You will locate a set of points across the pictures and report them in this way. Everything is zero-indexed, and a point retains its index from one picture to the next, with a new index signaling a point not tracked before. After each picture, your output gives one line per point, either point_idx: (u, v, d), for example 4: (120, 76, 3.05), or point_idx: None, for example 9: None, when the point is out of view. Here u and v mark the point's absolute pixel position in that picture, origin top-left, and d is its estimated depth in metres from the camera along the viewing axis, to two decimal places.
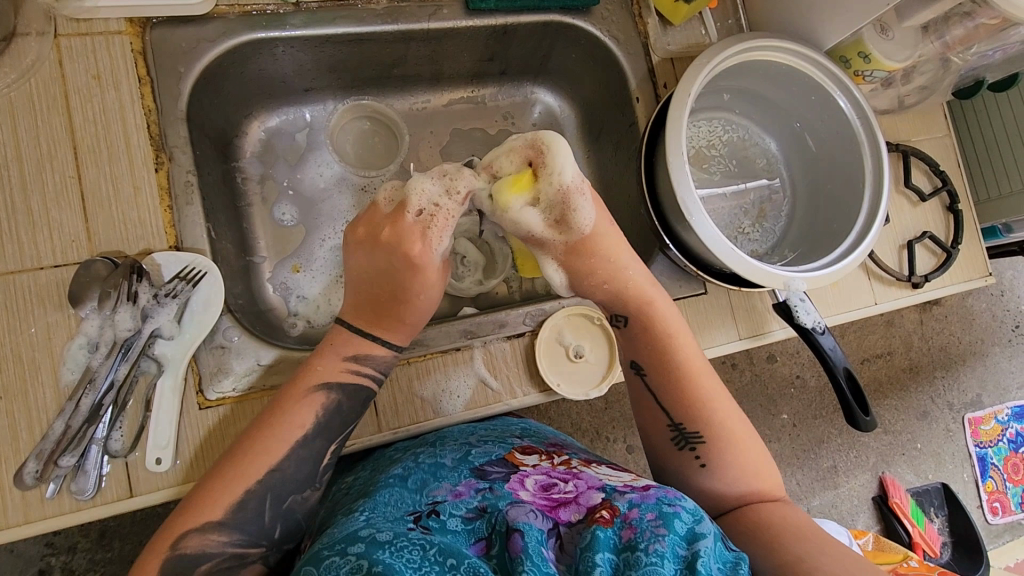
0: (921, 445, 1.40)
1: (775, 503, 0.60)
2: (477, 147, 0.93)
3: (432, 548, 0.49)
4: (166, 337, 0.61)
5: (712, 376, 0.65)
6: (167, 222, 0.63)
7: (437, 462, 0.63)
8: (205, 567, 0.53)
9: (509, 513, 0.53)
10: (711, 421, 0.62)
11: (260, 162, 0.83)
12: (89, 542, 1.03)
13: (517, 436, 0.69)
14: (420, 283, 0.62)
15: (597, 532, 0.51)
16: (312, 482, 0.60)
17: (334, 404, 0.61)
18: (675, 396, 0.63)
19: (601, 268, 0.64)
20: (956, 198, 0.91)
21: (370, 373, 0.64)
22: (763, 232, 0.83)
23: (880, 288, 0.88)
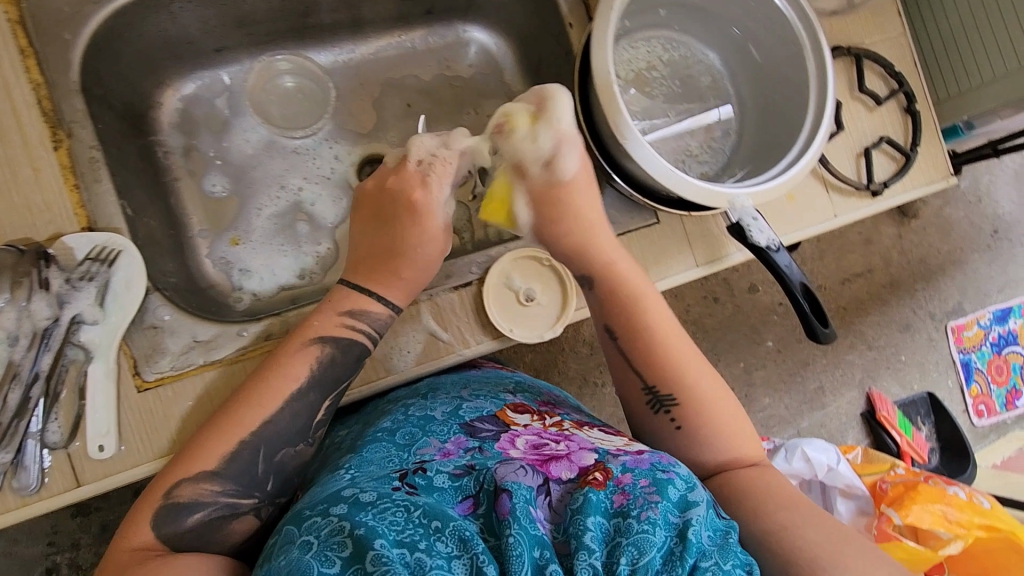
0: (905, 356, 1.41)
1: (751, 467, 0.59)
2: (413, 95, 0.88)
3: (415, 510, 0.48)
4: (90, 322, 0.59)
5: (686, 346, 0.65)
6: (76, 203, 0.60)
7: (426, 416, 0.64)
8: (197, 517, 0.55)
9: (496, 473, 0.52)
10: (683, 384, 0.63)
11: (180, 133, 0.79)
12: (91, 537, 1.03)
13: (509, 393, 0.70)
14: (420, 235, 0.65)
15: (590, 494, 0.49)
16: (305, 437, 0.61)
17: (329, 357, 0.62)
18: (645, 360, 0.64)
19: (567, 224, 0.67)
20: (913, 99, 0.88)
21: (365, 331, 0.64)
22: (712, 153, 0.79)
23: (839, 199, 0.86)
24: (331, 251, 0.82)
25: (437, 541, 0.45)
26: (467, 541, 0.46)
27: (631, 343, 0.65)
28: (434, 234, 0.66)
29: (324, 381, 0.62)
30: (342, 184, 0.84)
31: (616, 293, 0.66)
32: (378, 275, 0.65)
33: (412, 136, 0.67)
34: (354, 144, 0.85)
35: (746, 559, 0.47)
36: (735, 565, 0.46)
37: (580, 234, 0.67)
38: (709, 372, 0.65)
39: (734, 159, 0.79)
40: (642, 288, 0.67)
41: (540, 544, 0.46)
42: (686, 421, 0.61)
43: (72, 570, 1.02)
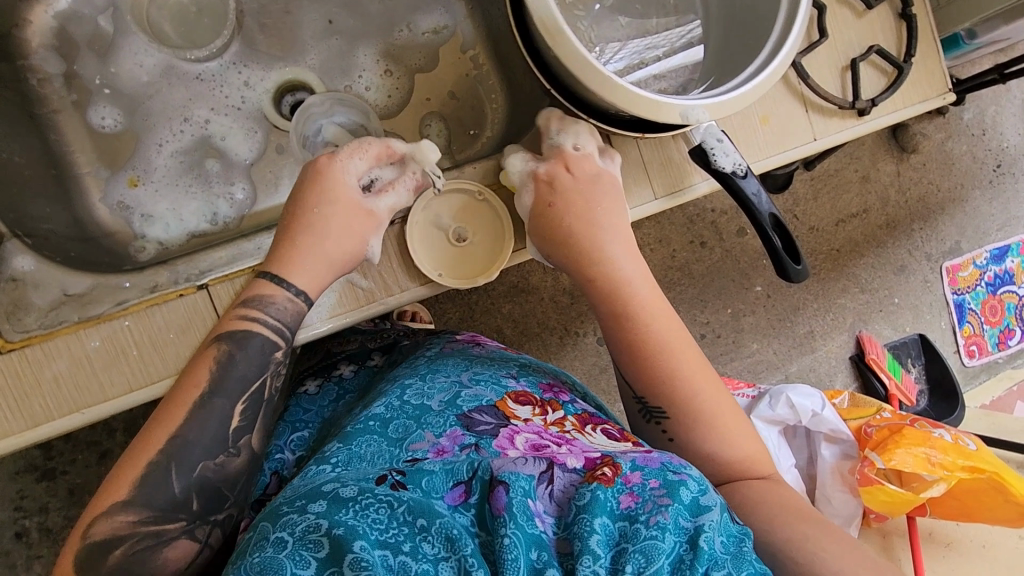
0: (898, 298, 1.34)
1: (761, 479, 0.56)
2: (335, 9, 0.76)
3: (399, 507, 0.43)
4: None
5: (686, 353, 0.59)
6: None
7: (422, 406, 0.57)
8: (119, 552, 0.47)
9: (494, 461, 0.47)
10: (674, 393, 0.58)
11: (59, 57, 0.68)
12: (59, 501, 0.97)
13: (512, 376, 0.62)
14: (332, 216, 0.57)
15: (597, 491, 0.45)
16: (225, 446, 0.51)
17: (228, 356, 0.53)
18: (635, 370, 0.60)
19: (549, 231, 0.61)
20: (908, 2, 0.77)
21: (263, 323, 0.54)
22: (672, 68, 0.68)
23: (821, 121, 0.76)
24: (245, 193, 0.72)
25: (423, 542, 0.42)
26: (454, 540, 0.41)
27: (622, 355, 0.60)
28: (348, 211, 0.57)
29: (229, 385, 0.52)
30: (255, 115, 0.74)
31: (608, 302, 0.61)
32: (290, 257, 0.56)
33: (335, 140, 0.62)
34: (268, 68, 0.74)
35: (761, 567, 0.43)
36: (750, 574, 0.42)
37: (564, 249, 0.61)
38: (708, 375, 0.59)
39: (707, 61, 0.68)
40: (638, 300, 0.61)
41: (537, 545, 0.42)
42: (679, 435, 0.57)
43: (43, 533, 0.97)
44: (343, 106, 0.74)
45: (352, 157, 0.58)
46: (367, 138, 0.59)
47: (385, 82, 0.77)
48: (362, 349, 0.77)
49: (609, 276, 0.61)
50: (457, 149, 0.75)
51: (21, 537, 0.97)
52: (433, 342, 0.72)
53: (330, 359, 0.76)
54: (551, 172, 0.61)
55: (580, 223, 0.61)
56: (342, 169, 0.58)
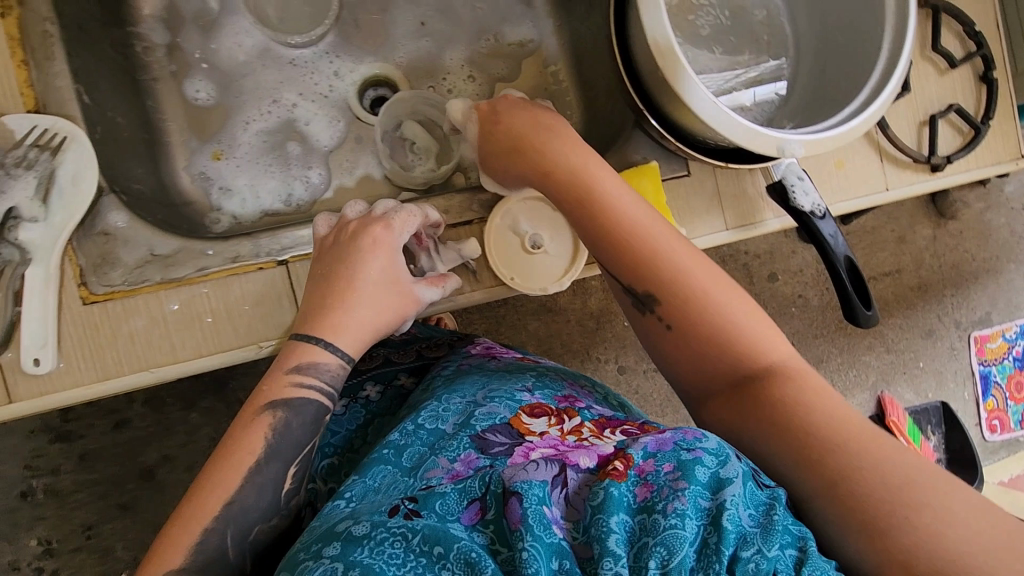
0: (924, 363, 1.31)
1: (792, 377, 0.45)
2: (428, 13, 0.78)
3: (414, 539, 0.42)
4: (30, 221, 0.51)
5: (663, 228, 0.53)
6: (23, 81, 0.52)
7: (437, 429, 0.56)
8: None
9: (506, 472, 0.44)
10: (658, 273, 0.51)
11: (166, 29, 0.70)
12: (71, 464, 0.97)
13: (526, 390, 0.59)
14: (378, 291, 0.55)
15: (611, 488, 0.42)
16: (278, 509, 0.51)
17: (284, 424, 0.52)
18: (614, 257, 0.53)
19: (505, 139, 0.61)
20: (991, 65, 0.77)
21: (317, 387, 0.53)
22: (759, 102, 0.69)
23: (894, 173, 0.76)
24: (321, 177, 0.73)
25: (442, 570, 0.40)
26: (473, 564, 0.40)
27: (597, 246, 0.54)
28: (395, 289, 0.56)
29: (283, 449, 0.51)
30: (340, 105, 0.75)
31: (568, 190, 0.56)
32: (360, 325, 0.55)
33: (376, 200, 0.59)
34: (358, 62, 0.77)
35: (800, 532, 0.40)
36: (784, 547, 0.38)
37: (521, 149, 0.60)
38: (700, 258, 0.52)
39: (758, 103, 0.70)
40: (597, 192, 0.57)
41: (558, 554, 0.40)
42: (683, 323, 0.49)
43: (48, 496, 0.96)
44: (425, 105, 0.75)
45: (403, 229, 0.57)
46: (414, 209, 0.58)
47: (467, 87, 0.79)
48: (388, 368, 0.74)
49: (565, 164, 0.57)
50: None
51: (26, 497, 0.96)
52: (449, 361, 0.71)
53: (355, 376, 0.72)
54: (491, 104, 0.64)
55: (527, 126, 0.60)
56: (394, 244, 0.57)
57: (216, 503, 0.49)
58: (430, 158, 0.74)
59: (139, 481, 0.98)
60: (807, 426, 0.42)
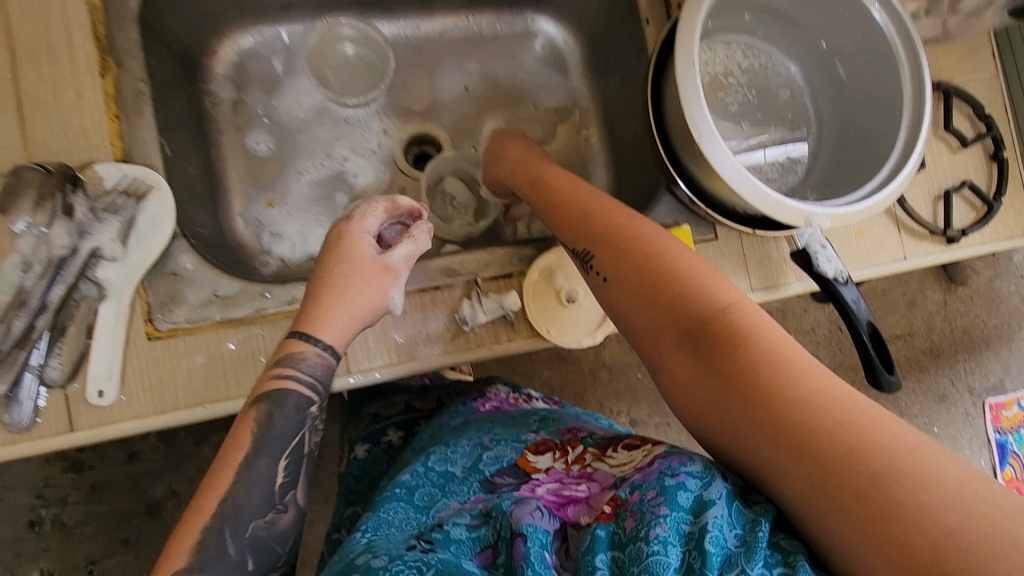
0: (938, 428, 1.31)
1: (724, 313, 0.43)
2: (471, 79, 0.85)
3: (427, 572, 0.44)
4: (108, 259, 0.54)
5: (602, 198, 0.57)
6: (114, 133, 0.56)
7: (446, 471, 0.61)
8: None
9: (512, 514, 0.46)
10: (594, 232, 0.54)
11: (233, 86, 0.76)
12: (82, 495, 0.97)
13: (533, 432, 0.62)
14: (349, 265, 0.56)
15: (596, 530, 0.43)
16: (274, 503, 0.48)
17: (267, 416, 0.50)
18: (564, 228, 0.57)
19: (496, 160, 0.72)
20: (1001, 146, 0.82)
21: (298, 379, 0.52)
22: (783, 172, 0.74)
23: (911, 242, 0.80)
24: None
25: None
26: None
27: (553, 224, 0.59)
28: (365, 264, 0.56)
29: (272, 442, 0.49)
30: (387, 160, 0.81)
31: (532, 189, 0.64)
32: (343, 317, 0.54)
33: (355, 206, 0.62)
34: (405, 121, 0.82)
35: (792, 547, 0.39)
36: (769, 568, 0.38)
37: (506, 165, 0.70)
38: (638, 218, 0.53)
39: (768, 162, 0.74)
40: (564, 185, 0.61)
41: None
42: (612, 272, 0.50)
43: (56, 527, 0.97)
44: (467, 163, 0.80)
45: (368, 216, 0.59)
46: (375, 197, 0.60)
47: None
48: (409, 415, 0.79)
49: (529, 170, 0.66)
50: None
51: (33, 527, 0.96)
52: (458, 410, 0.74)
53: (377, 424, 0.78)
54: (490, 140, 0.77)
55: (512, 147, 0.71)
56: (359, 229, 0.58)
57: (215, 499, 0.47)
58: (470, 213, 0.78)
59: (146, 516, 0.98)
60: (748, 376, 0.40)
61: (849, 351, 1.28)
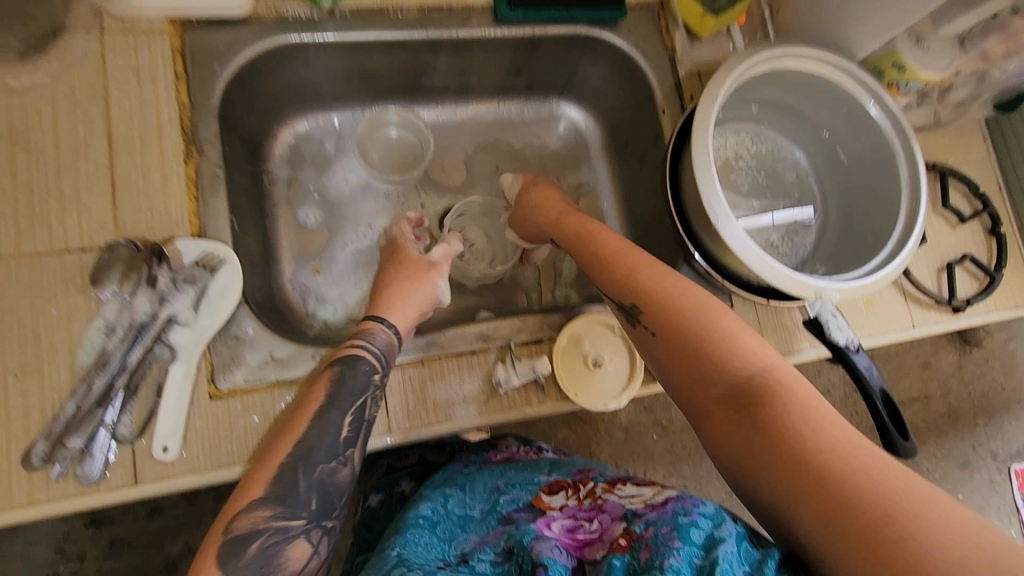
0: (962, 495, 1.30)
1: (759, 370, 0.47)
2: (501, 159, 0.93)
3: None
4: (181, 324, 0.60)
5: (646, 257, 0.62)
6: (192, 212, 0.63)
7: (466, 514, 0.65)
8: (256, 546, 0.50)
9: (533, 548, 0.49)
10: (639, 289, 0.59)
11: (288, 166, 0.84)
12: (102, 551, 0.99)
13: (544, 474, 0.68)
14: (406, 266, 0.73)
15: (613, 562, 0.46)
16: (338, 453, 0.56)
17: (338, 376, 0.60)
18: (609, 282, 0.62)
19: (532, 200, 0.78)
20: (998, 222, 0.87)
21: (368, 348, 0.63)
22: (793, 246, 0.79)
23: (918, 311, 0.84)
24: None
25: None
26: None
27: (598, 277, 0.64)
28: (415, 264, 0.73)
29: (341, 398, 0.59)
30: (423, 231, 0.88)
31: (574, 239, 0.70)
32: (401, 305, 0.68)
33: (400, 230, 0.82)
34: (441, 196, 0.90)
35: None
36: None
37: (540, 209, 0.77)
38: (681, 280, 0.58)
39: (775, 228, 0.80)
40: (607, 238, 0.66)
41: None
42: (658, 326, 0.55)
43: None
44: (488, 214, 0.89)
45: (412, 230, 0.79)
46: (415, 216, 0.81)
47: None
48: (421, 463, 0.84)
49: (572, 221, 0.72)
50: (584, 282, 0.88)
51: None
52: (471, 459, 0.78)
53: (395, 473, 0.83)
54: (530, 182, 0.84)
55: (548, 194, 0.78)
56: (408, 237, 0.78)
57: (290, 443, 0.55)
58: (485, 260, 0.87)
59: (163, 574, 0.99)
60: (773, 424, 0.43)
61: (865, 414, 1.29)
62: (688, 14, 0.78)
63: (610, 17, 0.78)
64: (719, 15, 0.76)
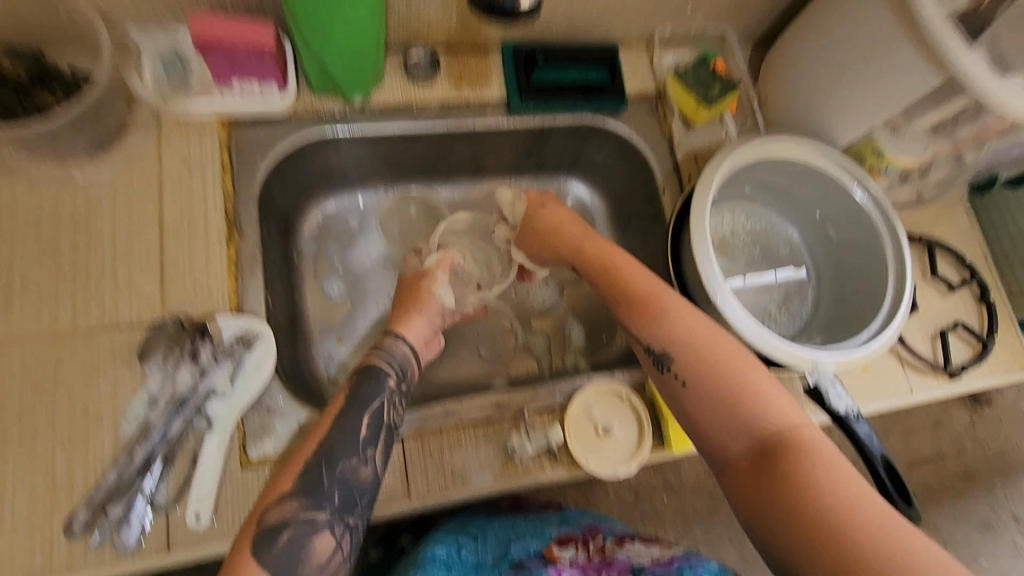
0: (984, 559, 1.28)
1: (787, 432, 0.53)
2: None
3: None
4: (219, 396, 0.64)
5: (675, 298, 0.65)
6: (231, 290, 0.69)
7: (478, 563, 0.66)
8: (286, 537, 0.52)
9: None
10: (671, 335, 0.62)
11: (315, 242, 0.90)
12: None
13: (554, 526, 0.72)
14: (412, 282, 0.78)
15: None
16: (361, 449, 0.59)
17: (357, 381, 0.63)
18: (637, 321, 0.65)
19: (546, 223, 0.79)
20: (987, 290, 0.92)
21: (384, 359, 0.66)
22: (789, 316, 0.84)
23: (915, 377, 0.87)
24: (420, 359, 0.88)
25: None
26: None
27: (622, 312, 0.67)
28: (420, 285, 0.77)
29: (359, 400, 0.61)
30: None
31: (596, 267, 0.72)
32: (408, 315, 0.73)
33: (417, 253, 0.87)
34: None
35: None
36: None
37: (553, 234, 0.78)
38: (712, 327, 0.62)
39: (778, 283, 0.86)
40: (635, 276, 0.68)
41: None
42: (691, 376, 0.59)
43: None
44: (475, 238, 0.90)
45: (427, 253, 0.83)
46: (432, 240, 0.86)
47: (541, 289, 0.97)
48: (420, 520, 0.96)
49: (592, 246, 0.74)
50: (593, 349, 0.93)
51: None
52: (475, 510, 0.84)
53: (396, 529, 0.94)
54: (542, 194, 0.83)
55: (564, 216, 0.78)
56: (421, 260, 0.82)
57: (315, 442, 0.58)
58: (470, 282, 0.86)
59: None
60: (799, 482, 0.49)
61: None
62: (684, 104, 0.86)
63: (612, 107, 0.86)
64: (711, 105, 0.84)
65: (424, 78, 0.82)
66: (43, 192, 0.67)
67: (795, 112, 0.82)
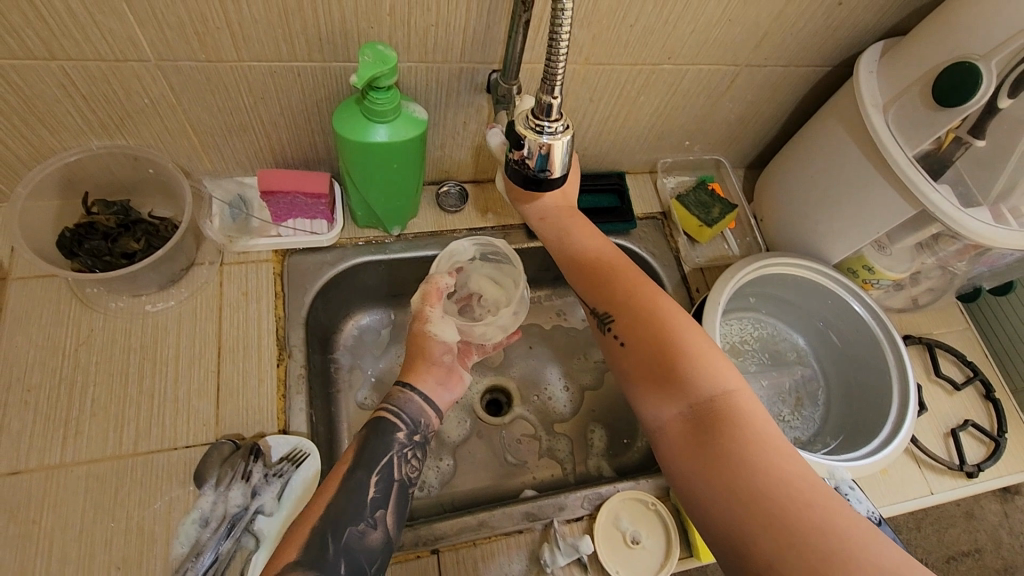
0: None
1: (714, 391, 0.59)
2: (534, 339, 1.05)
3: None
4: (266, 514, 0.68)
5: (622, 266, 0.70)
6: (279, 409, 0.74)
7: None
8: None
9: None
10: (616, 300, 0.67)
11: (350, 353, 0.96)
12: None
13: None
14: (407, 330, 0.75)
15: None
16: (366, 515, 0.61)
17: (363, 439, 0.66)
18: (587, 288, 0.70)
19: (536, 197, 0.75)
20: (991, 388, 0.95)
21: (396, 414, 0.68)
22: (802, 420, 0.88)
23: (934, 477, 0.89)
24: (449, 466, 0.91)
25: None
26: None
27: (573, 277, 0.71)
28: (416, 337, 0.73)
29: (367, 459, 0.64)
30: (467, 409, 0.97)
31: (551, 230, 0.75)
32: (414, 367, 0.71)
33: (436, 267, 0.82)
34: (483, 375, 1.01)
35: None
36: None
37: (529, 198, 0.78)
38: (656, 294, 0.67)
39: (789, 386, 0.91)
40: (596, 246, 0.72)
41: None
42: (631, 338, 0.64)
43: None
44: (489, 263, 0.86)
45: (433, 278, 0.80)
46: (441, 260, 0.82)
47: (562, 394, 1.01)
48: None
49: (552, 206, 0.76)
50: (615, 452, 0.96)
51: None
52: None
53: None
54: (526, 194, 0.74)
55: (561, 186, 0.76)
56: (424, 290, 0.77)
57: (319, 511, 0.60)
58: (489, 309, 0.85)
59: None
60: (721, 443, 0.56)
61: None
62: (688, 224, 0.95)
63: (623, 228, 0.94)
64: (712, 225, 0.92)
65: (454, 209, 0.92)
66: (117, 323, 0.75)
67: (790, 230, 0.90)
